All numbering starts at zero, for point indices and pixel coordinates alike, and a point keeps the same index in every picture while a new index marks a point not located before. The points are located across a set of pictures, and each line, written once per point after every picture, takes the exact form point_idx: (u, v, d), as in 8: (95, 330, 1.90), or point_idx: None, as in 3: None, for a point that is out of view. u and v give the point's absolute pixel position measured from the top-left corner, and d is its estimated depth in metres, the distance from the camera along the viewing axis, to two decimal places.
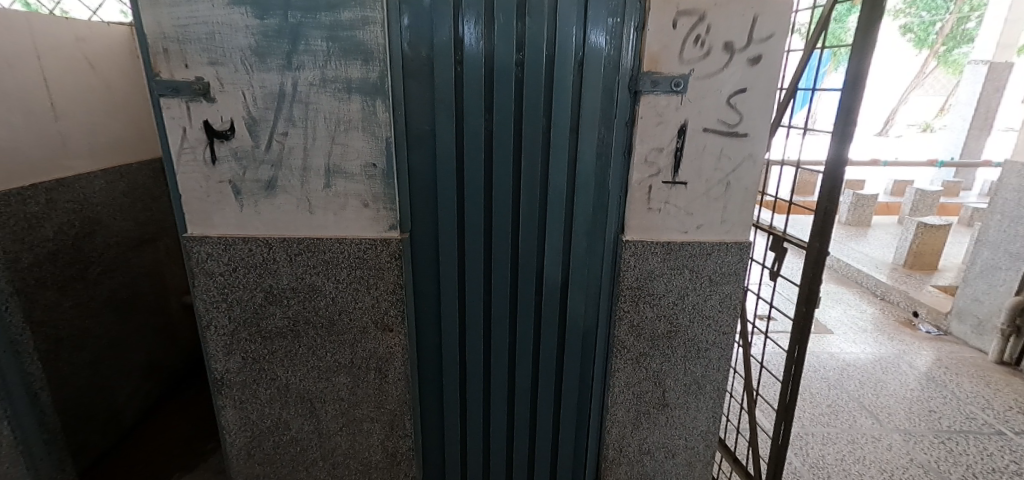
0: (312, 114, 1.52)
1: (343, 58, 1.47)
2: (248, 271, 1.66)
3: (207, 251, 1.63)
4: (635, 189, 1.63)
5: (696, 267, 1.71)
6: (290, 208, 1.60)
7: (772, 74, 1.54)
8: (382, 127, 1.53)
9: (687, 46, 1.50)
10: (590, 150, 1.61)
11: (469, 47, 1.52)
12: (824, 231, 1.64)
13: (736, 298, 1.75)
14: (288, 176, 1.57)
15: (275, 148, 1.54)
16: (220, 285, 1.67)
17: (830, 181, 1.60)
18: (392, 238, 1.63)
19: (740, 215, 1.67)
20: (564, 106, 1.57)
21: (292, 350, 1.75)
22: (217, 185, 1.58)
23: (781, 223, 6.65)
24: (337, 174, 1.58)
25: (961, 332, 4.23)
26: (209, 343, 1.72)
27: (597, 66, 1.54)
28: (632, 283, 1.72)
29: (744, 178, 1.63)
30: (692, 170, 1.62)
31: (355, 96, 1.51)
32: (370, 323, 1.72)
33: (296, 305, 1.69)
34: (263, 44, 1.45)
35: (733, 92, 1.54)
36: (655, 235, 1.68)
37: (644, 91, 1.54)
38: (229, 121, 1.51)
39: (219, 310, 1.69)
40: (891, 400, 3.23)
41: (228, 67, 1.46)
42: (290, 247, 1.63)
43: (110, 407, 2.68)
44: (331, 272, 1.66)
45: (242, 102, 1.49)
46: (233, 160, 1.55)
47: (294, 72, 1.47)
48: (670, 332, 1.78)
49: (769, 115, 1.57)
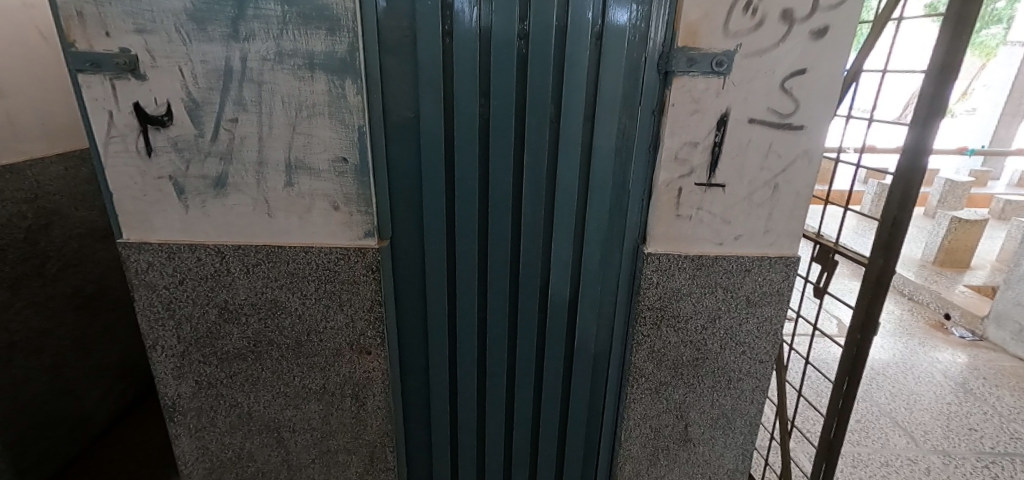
0: (267, 95, 1.23)
1: (303, 25, 1.17)
2: (198, 284, 1.39)
3: (147, 260, 1.36)
4: (661, 193, 1.34)
5: (732, 285, 1.43)
6: (245, 210, 1.33)
7: (844, 51, 1.22)
8: (352, 113, 1.25)
9: (735, 14, 1.18)
10: (607, 143, 1.33)
11: (460, 20, 1.23)
12: (890, 245, 1.37)
13: (777, 322, 1.47)
14: (240, 172, 1.30)
15: (224, 138, 1.26)
16: (165, 299, 1.40)
17: (910, 172, 1.30)
18: (368, 247, 1.37)
19: (788, 224, 1.37)
20: (577, 90, 1.28)
21: (254, 374, 1.50)
22: (155, 182, 1.30)
23: (815, 223, 6.17)
24: (300, 169, 1.30)
25: (998, 337, 3.90)
26: (157, 365, 1.48)
27: (620, 42, 1.25)
28: (653, 303, 1.45)
29: (797, 179, 1.33)
30: (733, 169, 1.32)
31: (319, 74, 1.22)
32: (344, 345, 1.47)
33: (256, 323, 1.44)
34: (202, 7, 1.15)
35: (790, 74, 1.23)
36: (683, 246, 1.40)
37: (677, 72, 1.23)
38: (166, 104, 1.22)
39: (167, 327, 1.43)
40: (925, 415, 2.96)
41: (161, 36, 1.17)
42: (247, 256, 1.37)
43: (77, 413, 2.52)
44: (297, 285, 1.41)
45: (180, 80, 1.20)
46: (173, 152, 1.27)
47: (242, 43, 1.18)
48: (697, 359, 1.51)
49: (833, 102, 1.26)
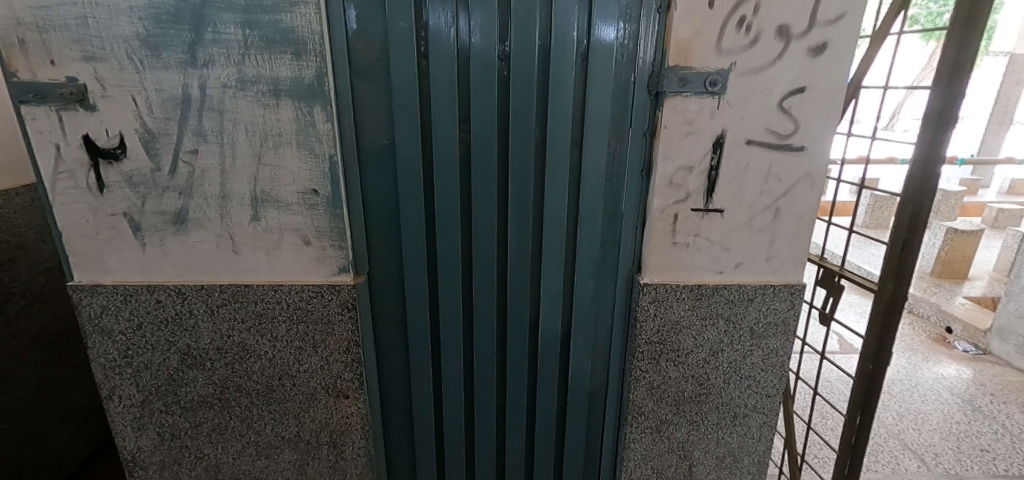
0: (229, 125, 1.14)
1: (266, 50, 1.09)
2: (157, 329, 1.28)
3: (102, 304, 1.26)
4: (656, 220, 1.26)
5: (733, 316, 1.34)
6: (207, 247, 1.23)
7: (844, 68, 1.15)
8: (321, 141, 1.16)
9: (728, 31, 1.11)
10: (597, 168, 1.25)
11: (436, 42, 1.15)
12: (901, 273, 1.29)
13: (783, 353, 1.38)
14: (202, 207, 1.20)
15: (183, 171, 1.17)
16: (122, 346, 1.29)
17: (920, 189, 1.22)
18: (342, 283, 1.27)
19: (792, 251, 1.29)
20: (563, 113, 1.20)
21: (221, 423, 1.38)
22: (109, 219, 1.20)
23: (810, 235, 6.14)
24: (267, 202, 1.21)
25: (1002, 351, 3.82)
26: (115, 417, 1.35)
27: (607, 61, 1.17)
28: (651, 336, 1.35)
29: (799, 203, 1.25)
30: (731, 193, 1.23)
31: (285, 101, 1.13)
32: (320, 389, 1.36)
33: (222, 368, 1.33)
34: (155, 32, 1.07)
35: (788, 93, 1.16)
36: (680, 275, 1.31)
37: (668, 92, 1.15)
38: (118, 135, 1.13)
39: (124, 376, 1.32)
40: (935, 436, 2.85)
41: (112, 64, 1.08)
42: (210, 297, 1.26)
43: (42, 458, 2.37)
44: (266, 327, 1.30)
45: (133, 110, 1.11)
46: (127, 187, 1.17)
47: (201, 70, 1.10)
48: (699, 395, 1.41)
49: (835, 121, 1.19)
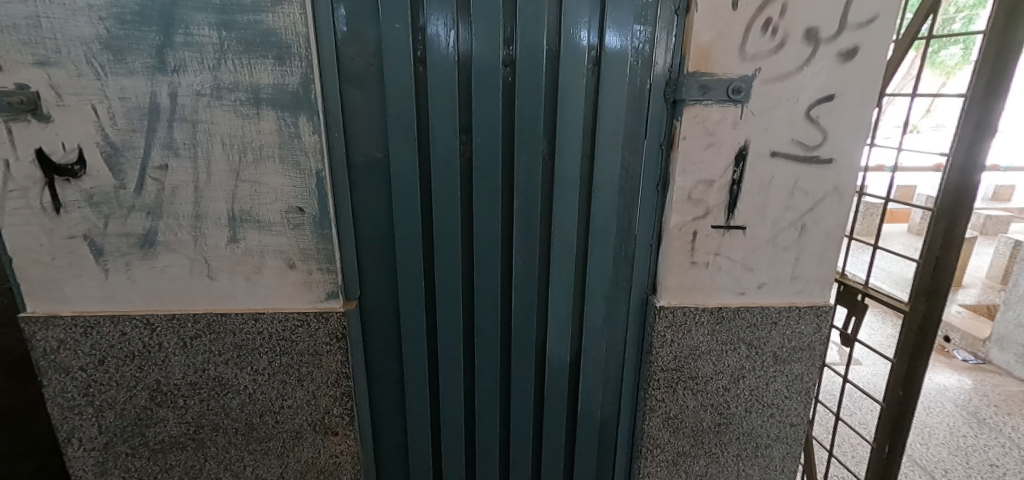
0: (203, 137, 1.02)
1: (245, 54, 0.98)
2: (122, 364, 1.15)
3: (58, 338, 1.12)
4: (673, 238, 1.16)
5: (756, 341, 1.24)
6: (180, 272, 1.11)
7: (875, 74, 1.07)
8: (307, 154, 1.05)
9: (753, 35, 1.03)
10: (610, 182, 1.15)
11: (434, 46, 1.05)
12: (934, 290, 1.28)
13: (808, 379, 1.28)
14: (172, 228, 1.08)
15: (150, 189, 1.05)
16: (82, 384, 1.15)
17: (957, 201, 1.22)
18: (331, 311, 1.15)
19: (818, 270, 1.20)
20: (574, 123, 1.10)
21: (195, 466, 1.24)
22: (66, 242, 1.07)
23: None
24: (246, 222, 1.08)
25: (1002, 360, 3.79)
26: (73, 462, 1.21)
27: (622, 67, 1.08)
28: (668, 364, 1.25)
29: (826, 219, 1.16)
30: (754, 209, 1.14)
31: (266, 111, 1.02)
32: (305, 426, 1.23)
33: (196, 406, 1.19)
34: (119, 33, 0.95)
35: (816, 101, 1.07)
36: (699, 298, 1.21)
37: (688, 100, 1.06)
38: (76, 149, 1.01)
39: (85, 417, 1.18)
40: (943, 451, 2.78)
41: (69, 70, 0.96)
42: (183, 328, 1.14)
43: None
44: (245, 360, 1.17)
45: (94, 121, 0.99)
46: (86, 207, 1.04)
47: (170, 76, 0.98)
48: (719, 426, 1.31)
49: (865, 131, 1.11)
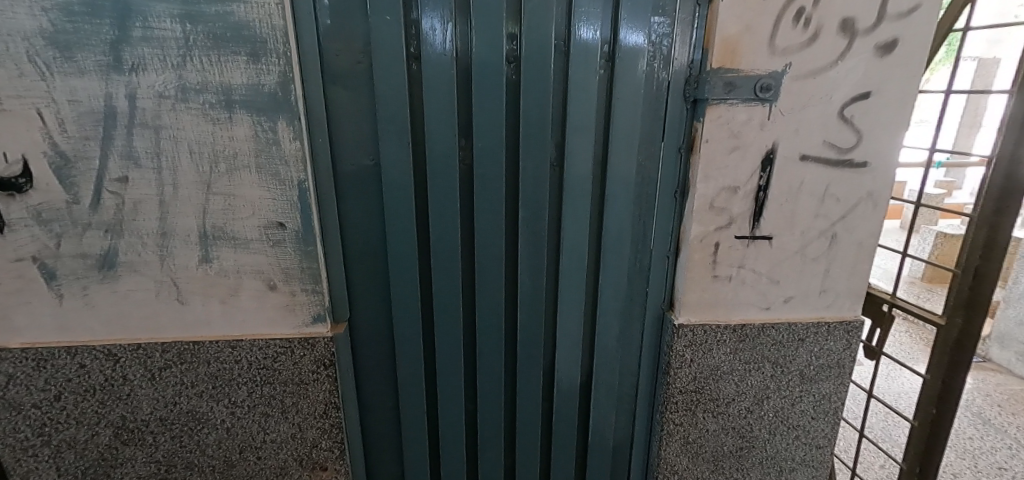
0: (168, 144, 0.90)
1: (213, 50, 0.86)
2: (82, 399, 1.02)
3: (6, 372, 0.99)
4: (694, 250, 1.06)
5: (782, 359, 1.15)
6: (145, 297, 0.99)
7: (915, 69, 0.98)
8: (288, 163, 0.93)
9: (783, 26, 0.93)
10: (625, 190, 1.05)
11: (429, 39, 0.93)
12: (972, 302, 1.21)
13: (836, 398, 1.19)
14: (135, 248, 0.95)
15: (108, 203, 0.92)
16: (36, 422, 1.03)
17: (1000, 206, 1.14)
18: (317, 336, 1.03)
19: (848, 282, 1.11)
20: (585, 125, 1.00)
21: None
22: (12, 265, 0.94)
23: None
24: (219, 240, 0.96)
25: (1004, 359, 3.76)
26: None
27: (638, 62, 0.98)
28: (688, 386, 1.15)
29: (859, 227, 1.07)
30: (782, 217, 1.05)
31: (239, 114, 0.90)
32: (290, 462, 1.11)
33: (167, 443, 1.07)
34: (65, 27, 0.83)
35: (851, 100, 0.98)
36: (721, 314, 1.11)
37: (712, 99, 0.96)
38: (20, 160, 0.88)
39: (41, 458, 1.05)
40: (951, 455, 2.73)
41: (8, 69, 0.83)
42: (151, 358, 1.01)
43: None
44: (222, 391, 1.05)
45: (40, 128, 0.87)
46: (34, 224, 0.92)
47: (127, 75, 0.86)
48: (742, 449, 1.22)
49: (902, 132, 1.01)
